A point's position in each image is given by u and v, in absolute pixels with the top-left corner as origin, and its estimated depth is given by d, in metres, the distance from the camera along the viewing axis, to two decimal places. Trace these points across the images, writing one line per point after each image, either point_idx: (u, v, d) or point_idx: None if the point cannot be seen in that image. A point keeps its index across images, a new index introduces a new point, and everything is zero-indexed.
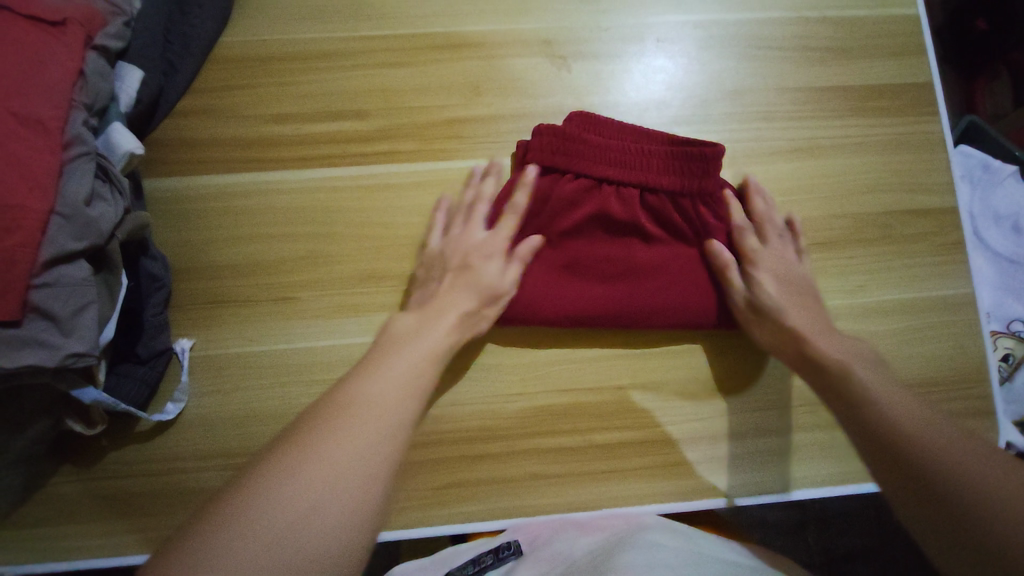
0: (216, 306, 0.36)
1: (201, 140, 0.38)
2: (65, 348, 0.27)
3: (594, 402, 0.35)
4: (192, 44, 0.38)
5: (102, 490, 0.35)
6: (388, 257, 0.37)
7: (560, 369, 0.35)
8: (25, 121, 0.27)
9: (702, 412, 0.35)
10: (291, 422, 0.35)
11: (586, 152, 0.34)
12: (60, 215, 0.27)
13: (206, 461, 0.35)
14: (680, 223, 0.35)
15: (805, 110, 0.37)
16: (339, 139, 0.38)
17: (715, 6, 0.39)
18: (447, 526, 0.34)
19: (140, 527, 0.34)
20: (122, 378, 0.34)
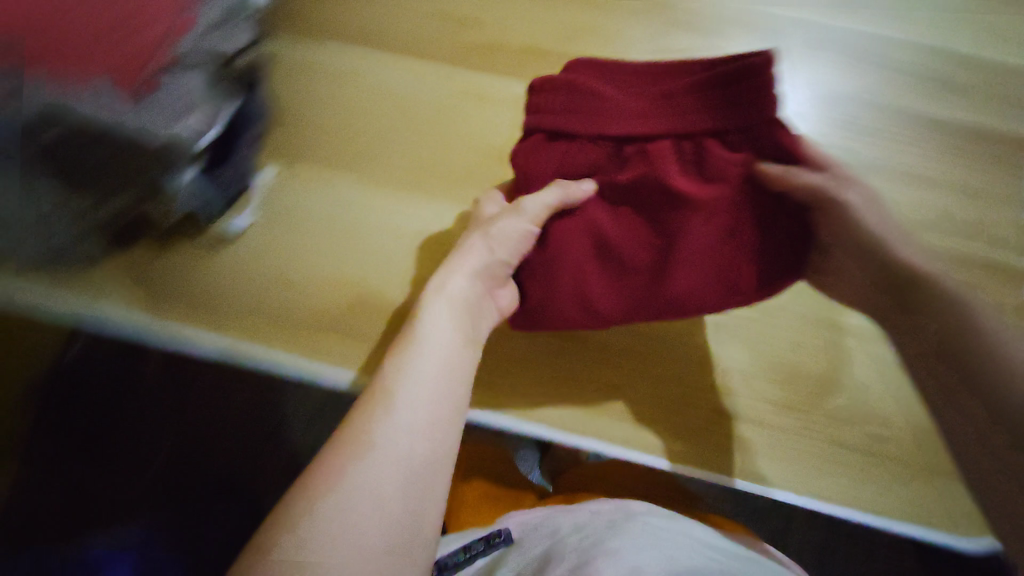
0: (291, 157, 0.41)
1: (323, 21, 0.43)
2: (175, 145, 0.30)
3: (622, 351, 0.37)
4: None
5: (181, 237, 0.38)
6: (454, 151, 0.40)
7: (570, 361, 0.37)
8: (120, 56, 0.27)
9: (745, 401, 0.35)
10: (341, 281, 0.38)
11: (594, 101, 0.28)
12: (147, 106, 0.28)
13: (256, 266, 0.39)
14: (716, 166, 0.27)
15: (906, 134, 0.39)
16: (451, 86, 0.41)
17: (872, 22, 0.41)
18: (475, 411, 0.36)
19: (192, 309, 0.38)
20: (226, 163, 0.36)
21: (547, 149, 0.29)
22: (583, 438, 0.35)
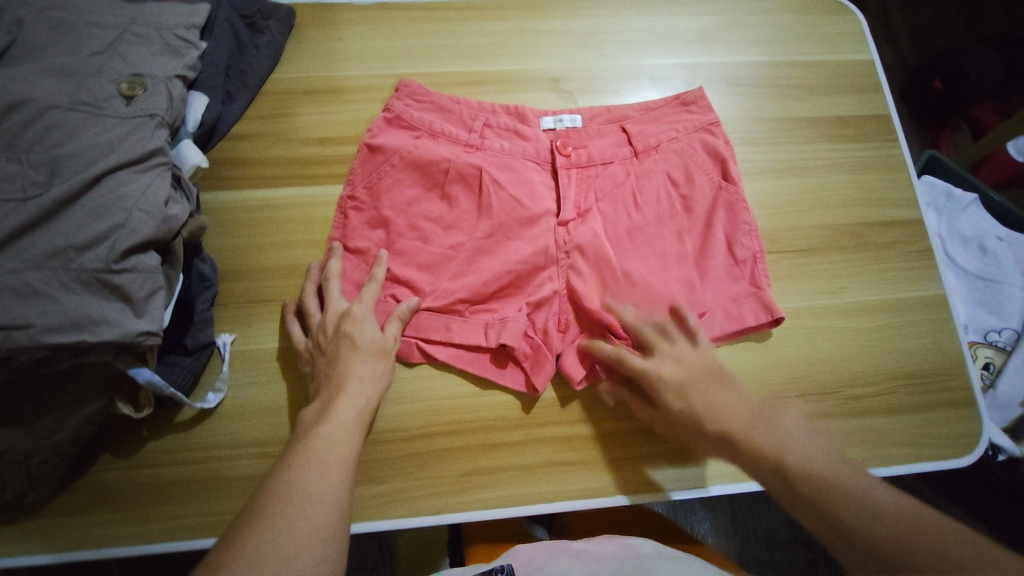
0: None
1: (551, 433, 0.56)
2: (133, 329, 0.44)
3: None
4: (423, 336, 0.56)
5: (54, 515, 0.49)
6: (226, 421, 0.53)
7: (219, 511, 0.50)
8: None
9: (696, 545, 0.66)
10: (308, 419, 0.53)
11: (394, 269, 0.57)
12: None
13: (258, 385, 0.54)
14: (437, 259, 0.58)
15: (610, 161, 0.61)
16: (439, 407, 0.56)
17: (658, 93, 0.69)
18: (209, 388, 0.54)
19: (206, 450, 0.52)
20: None
21: (437, 276, 0.57)
22: (455, 512, 0.52)
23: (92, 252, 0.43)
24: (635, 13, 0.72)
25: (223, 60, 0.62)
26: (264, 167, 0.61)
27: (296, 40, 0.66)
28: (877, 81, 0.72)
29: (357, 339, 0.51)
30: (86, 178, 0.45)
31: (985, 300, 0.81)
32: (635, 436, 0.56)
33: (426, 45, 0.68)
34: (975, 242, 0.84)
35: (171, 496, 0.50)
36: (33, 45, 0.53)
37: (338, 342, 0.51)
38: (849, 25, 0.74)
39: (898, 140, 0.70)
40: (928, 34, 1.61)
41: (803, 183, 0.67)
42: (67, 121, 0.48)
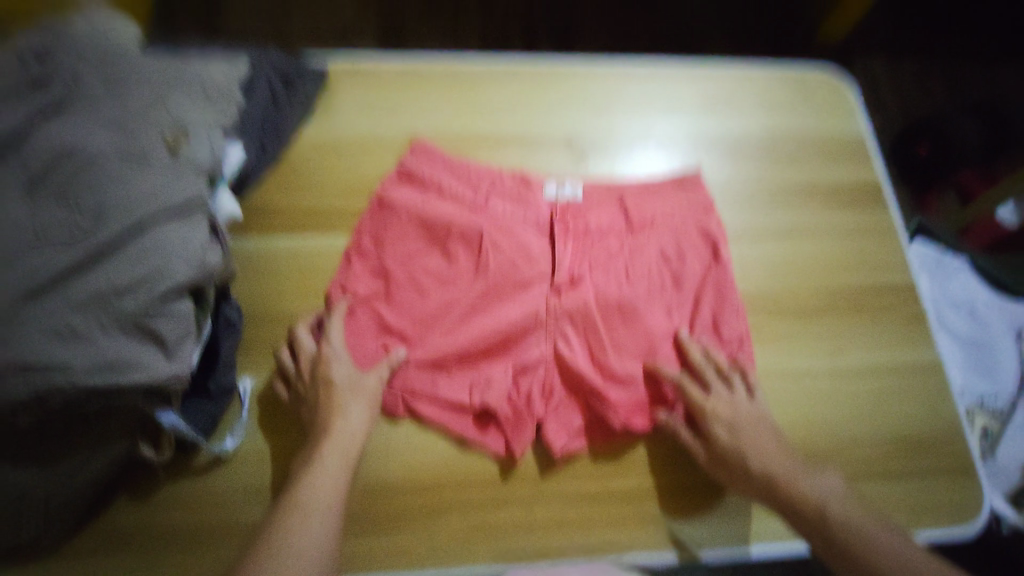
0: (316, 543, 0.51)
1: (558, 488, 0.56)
2: (164, 373, 0.45)
3: None
4: (423, 391, 0.56)
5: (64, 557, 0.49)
6: (240, 466, 0.53)
7: (225, 559, 0.50)
8: None
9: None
10: None
11: (388, 321, 0.59)
12: None
13: (273, 430, 0.55)
14: (433, 313, 0.59)
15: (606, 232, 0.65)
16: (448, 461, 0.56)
17: (664, 158, 0.73)
18: (225, 431, 0.54)
19: (217, 496, 0.52)
20: None
21: (427, 332, 0.59)
22: (460, 567, 0.53)
23: (132, 297, 0.45)
24: (644, 83, 0.77)
25: (259, 114, 0.65)
26: (291, 215, 0.64)
27: (328, 97, 0.71)
28: (869, 154, 0.77)
29: (347, 386, 0.54)
30: (130, 226, 0.48)
31: (977, 363, 0.84)
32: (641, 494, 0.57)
33: (450, 106, 0.72)
34: (965, 305, 0.88)
35: (180, 542, 0.50)
36: (84, 94, 0.55)
37: (328, 390, 0.54)
38: (842, 101, 0.80)
39: (890, 210, 0.74)
40: (913, 103, 1.71)
41: (802, 247, 0.70)
42: (113, 169, 0.51)
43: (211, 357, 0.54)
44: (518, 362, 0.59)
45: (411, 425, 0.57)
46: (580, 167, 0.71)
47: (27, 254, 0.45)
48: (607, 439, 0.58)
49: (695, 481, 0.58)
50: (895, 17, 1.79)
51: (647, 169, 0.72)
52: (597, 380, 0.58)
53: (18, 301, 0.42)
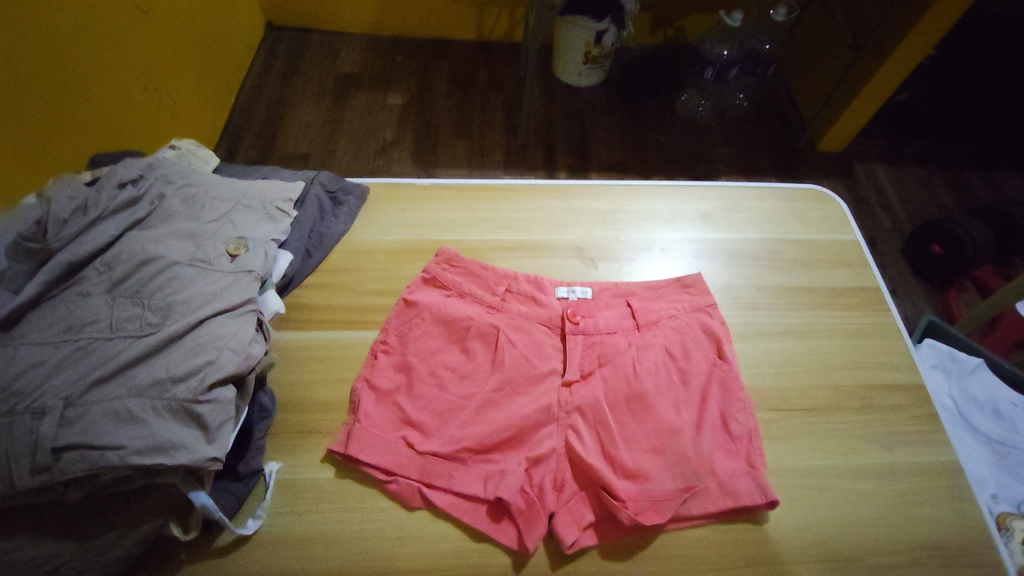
0: None
1: None
2: (203, 455, 0.50)
3: None
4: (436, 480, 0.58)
5: None
6: (259, 550, 0.55)
7: None
8: None
9: None
10: (334, 553, 0.55)
11: (407, 413, 0.63)
12: None
13: (291, 515, 0.57)
14: (449, 406, 0.63)
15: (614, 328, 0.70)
16: (458, 553, 0.56)
17: (666, 262, 0.80)
18: (248, 514, 0.57)
19: None
20: None
21: (445, 424, 0.62)
22: None
23: (184, 384, 0.52)
24: (646, 197, 0.86)
25: (308, 224, 0.76)
26: (327, 312, 0.72)
27: (367, 210, 0.82)
28: (863, 258, 0.82)
29: None
30: (191, 322, 0.55)
31: (1009, 467, 0.80)
32: None
33: (472, 217, 0.82)
34: (989, 405, 0.87)
35: None
36: (166, 212, 0.66)
37: None
38: (833, 212, 0.87)
39: (890, 311, 0.77)
40: (920, 204, 1.78)
41: (805, 345, 0.73)
42: (183, 274, 0.60)
43: (245, 439, 0.59)
44: (533, 454, 0.61)
45: (426, 516, 0.58)
46: (588, 270, 0.78)
47: (103, 345, 0.52)
48: (620, 537, 0.58)
49: None
50: (892, 129, 1.92)
51: (650, 272, 0.79)
52: (607, 475, 0.59)
53: (88, 386, 0.49)
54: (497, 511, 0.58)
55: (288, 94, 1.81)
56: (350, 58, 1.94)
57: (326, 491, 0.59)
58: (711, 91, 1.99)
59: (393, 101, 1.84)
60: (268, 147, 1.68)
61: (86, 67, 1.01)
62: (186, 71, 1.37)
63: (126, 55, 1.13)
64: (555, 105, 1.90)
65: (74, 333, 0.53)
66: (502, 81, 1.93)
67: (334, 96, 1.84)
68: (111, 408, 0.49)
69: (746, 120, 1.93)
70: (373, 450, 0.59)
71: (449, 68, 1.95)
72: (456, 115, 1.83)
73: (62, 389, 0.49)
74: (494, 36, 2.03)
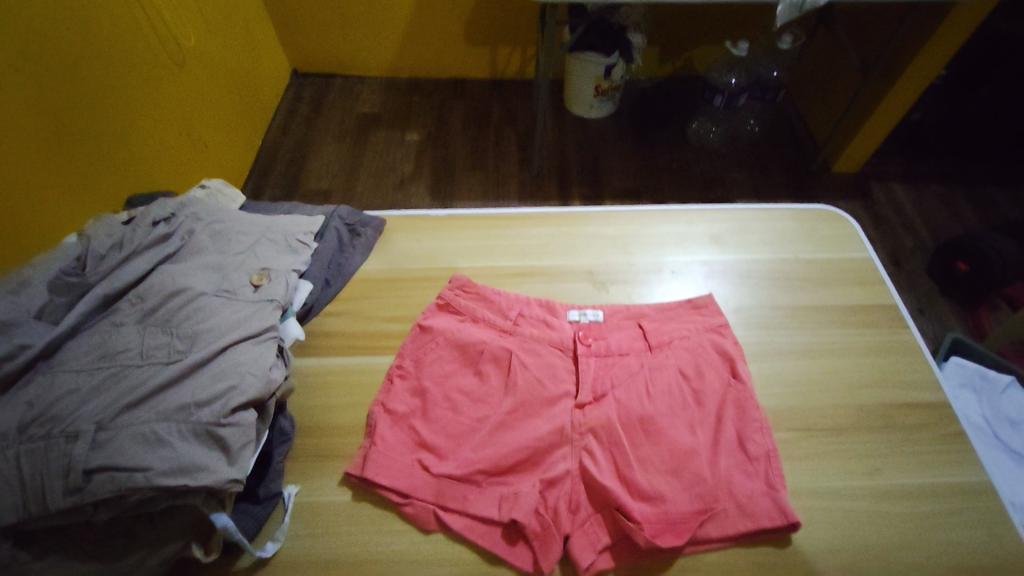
0: None
1: None
2: (225, 476, 0.52)
3: None
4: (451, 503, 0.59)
5: None
6: (276, 574, 0.56)
7: None
8: None
9: None
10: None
11: (422, 436, 0.63)
12: None
13: (309, 538, 0.58)
14: (463, 429, 0.64)
15: (626, 349, 0.70)
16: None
17: (677, 283, 0.80)
18: (266, 537, 0.58)
19: None
20: None
21: (460, 446, 0.63)
22: None
23: (209, 408, 0.54)
24: (656, 220, 0.87)
25: (328, 255, 0.79)
26: (345, 338, 0.74)
27: (385, 240, 0.85)
28: (878, 275, 0.81)
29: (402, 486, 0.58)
30: (216, 349, 0.58)
31: None
32: None
33: (485, 244, 0.84)
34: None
35: None
36: (195, 246, 0.70)
37: None
38: (846, 230, 0.87)
39: (910, 328, 0.76)
40: (942, 223, 1.75)
41: (823, 364, 0.72)
42: (210, 303, 0.63)
43: (265, 463, 0.61)
44: (547, 476, 0.61)
45: (441, 539, 0.58)
46: (600, 293, 0.79)
47: (134, 371, 0.55)
48: (638, 562, 0.57)
49: None
50: (906, 149, 1.91)
51: (662, 293, 0.79)
52: (622, 496, 0.58)
53: (119, 410, 0.52)
54: (511, 535, 0.57)
55: (312, 135, 1.90)
56: (369, 100, 2.04)
57: (342, 515, 0.59)
58: (722, 118, 2.02)
59: (410, 138, 1.92)
60: (292, 185, 1.76)
61: (124, 116, 1.09)
62: (217, 117, 1.46)
63: (162, 103, 1.20)
64: (567, 137, 1.95)
65: (107, 360, 0.56)
66: (515, 116, 2.00)
67: (355, 135, 1.92)
68: (141, 431, 0.51)
69: (757, 145, 1.94)
70: (388, 473, 0.60)
71: (464, 106, 2.03)
72: (471, 150, 1.89)
73: (96, 414, 0.51)
74: (506, 74, 2.11)
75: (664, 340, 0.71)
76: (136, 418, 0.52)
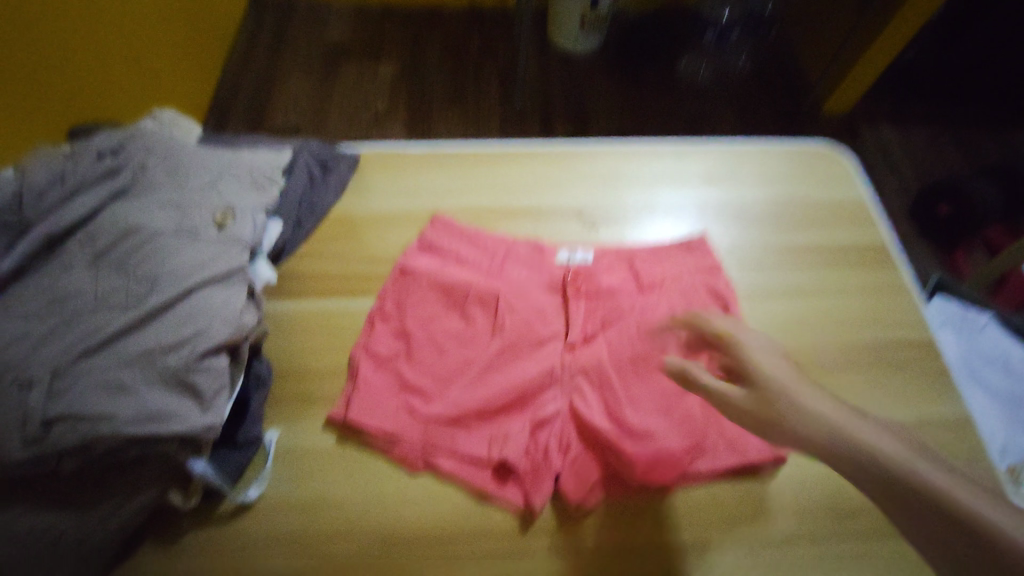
0: None
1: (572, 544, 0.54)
2: (199, 423, 0.49)
3: None
4: (439, 445, 0.57)
5: None
6: (260, 519, 0.54)
7: None
8: None
9: None
10: (337, 517, 0.55)
11: (408, 380, 0.61)
12: None
13: (293, 484, 0.56)
14: (450, 372, 0.62)
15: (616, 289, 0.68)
16: (463, 516, 0.55)
17: (669, 221, 0.77)
18: (248, 484, 0.56)
19: (237, 548, 0.53)
20: None
21: (447, 389, 0.61)
22: None
23: (176, 353, 0.50)
24: (648, 156, 0.83)
25: (299, 193, 0.73)
26: (321, 280, 0.70)
27: (360, 177, 0.79)
28: (872, 213, 0.80)
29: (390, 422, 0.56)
30: (179, 291, 0.53)
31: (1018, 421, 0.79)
32: (660, 550, 0.55)
33: (468, 181, 0.79)
34: (1000, 361, 0.86)
35: None
36: (151, 181, 0.64)
37: None
38: (841, 167, 0.84)
39: (900, 265, 0.75)
40: (926, 164, 1.74)
41: (812, 303, 0.71)
42: (170, 243, 0.58)
43: (242, 410, 0.58)
44: (536, 417, 0.60)
45: (430, 481, 0.57)
46: (589, 232, 0.76)
47: (89, 316, 0.51)
48: (631, 496, 0.57)
49: (719, 540, 0.56)
50: (897, 88, 1.87)
51: (653, 232, 0.76)
52: (612, 434, 0.58)
53: (75, 357, 0.48)
54: (502, 475, 0.57)
55: (277, 69, 1.76)
56: (338, 30, 1.89)
57: (327, 459, 0.58)
58: (712, 54, 1.93)
59: (384, 73, 1.79)
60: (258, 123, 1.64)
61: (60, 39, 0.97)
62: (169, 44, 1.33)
63: (104, 26, 1.08)
64: (550, 73, 1.84)
65: (59, 304, 0.51)
66: (496, 49, 1.88)
67: (324, 69, 1.79)
68: (102, 379, 0.47)
69: (748, 82, 1.87)
70: (372, 417, 0.58)
71: (441, 38, 1.90)
72: (449, 86, 1.78)
73: (48, 362, 0.47)
74: (487, 3, 1.96)
75: (656, 281, 0.69)
76: (94, 366, 0.48)
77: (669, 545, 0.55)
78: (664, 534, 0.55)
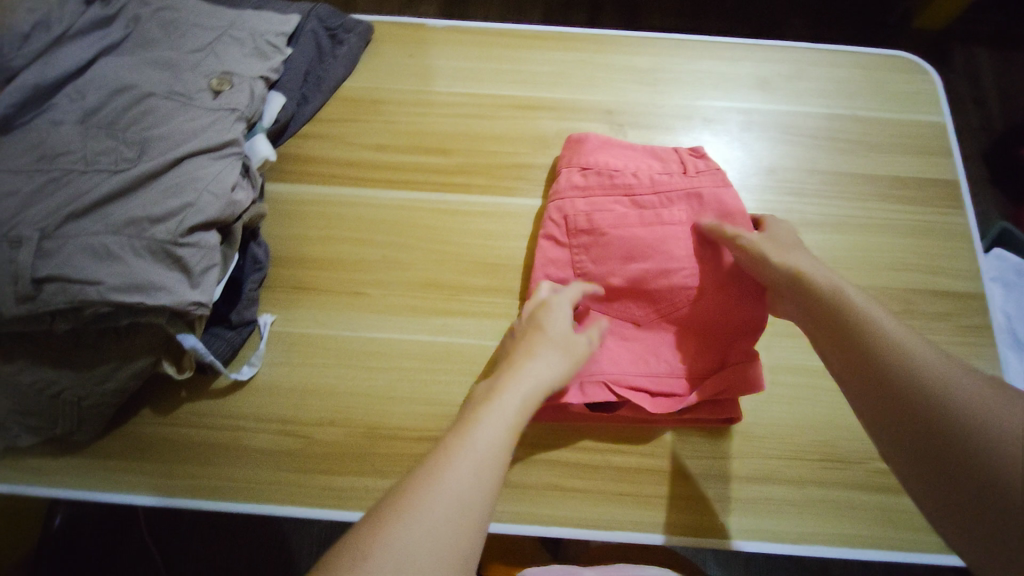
0: (315, 467, 0.54)
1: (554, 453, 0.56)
2: (188, 298, 0.48)
3: (307, 466, 0.54)
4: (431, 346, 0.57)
5: (94, 458, 0.54)
6: (256, 395, 0.56)
7: (232, 475, 0.53)
8: None
9: None
10: (327, 401, 0.56)
11: None
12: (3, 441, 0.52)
13: (287, 366, 0.57)
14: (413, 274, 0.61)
15: None
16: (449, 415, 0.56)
17: (707, 132, 0.69)
18: (244, 361, 0.58)
19: (232, 419, 0.55)
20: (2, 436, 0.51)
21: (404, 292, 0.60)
22: None
23: (165, 225, 0.49)
24: (697, 55, 0.73)
25: (303, 66, 0.67)
26: (325, 164, 0.66)
27: (373, 52, 0.72)
28: (945, 144, 0.70)
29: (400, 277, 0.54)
30: (169, 160, 0.51)
31: None
32: (639, 469, 0.55)
33: (490, 66, 0.71)
34: None
35: (196, 455, 0.54)
36: (144, 37, 0.59)
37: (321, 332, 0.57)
38: (923, 86, 0.72)
39: (964, 208, 0.67)
40: (1022, 98, 1.52)
41: (852, 241, 0.65)
42: (162, 107, 0.54)
43: (236, 289, 0.58)
44: None
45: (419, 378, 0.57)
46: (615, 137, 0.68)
47: (79, 178, 0.49)
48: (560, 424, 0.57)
49: (699, 467, 0.56)
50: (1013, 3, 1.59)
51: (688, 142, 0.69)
52: None
53: (64, 218, 0.47)
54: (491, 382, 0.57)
55: None
56: None
57: (321, 346, 0.58)
58: None
59: None
60: None
61: None
62: None
63: None
64: None
65: (47, 162, 0.49)
66: None
67: None
68: (91, 244, 0.46)
69: None
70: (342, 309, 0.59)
71: None
72: None
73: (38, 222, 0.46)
74: None
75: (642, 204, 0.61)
76: (83, 230, 0.47)
77: (649, 465, 0.56)
78: (644, 455, 0.56)
